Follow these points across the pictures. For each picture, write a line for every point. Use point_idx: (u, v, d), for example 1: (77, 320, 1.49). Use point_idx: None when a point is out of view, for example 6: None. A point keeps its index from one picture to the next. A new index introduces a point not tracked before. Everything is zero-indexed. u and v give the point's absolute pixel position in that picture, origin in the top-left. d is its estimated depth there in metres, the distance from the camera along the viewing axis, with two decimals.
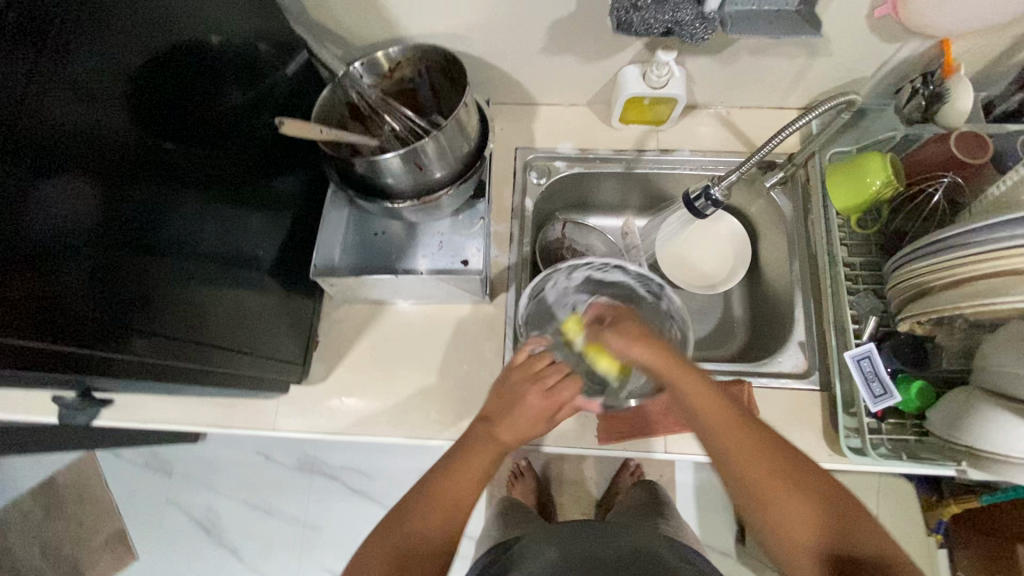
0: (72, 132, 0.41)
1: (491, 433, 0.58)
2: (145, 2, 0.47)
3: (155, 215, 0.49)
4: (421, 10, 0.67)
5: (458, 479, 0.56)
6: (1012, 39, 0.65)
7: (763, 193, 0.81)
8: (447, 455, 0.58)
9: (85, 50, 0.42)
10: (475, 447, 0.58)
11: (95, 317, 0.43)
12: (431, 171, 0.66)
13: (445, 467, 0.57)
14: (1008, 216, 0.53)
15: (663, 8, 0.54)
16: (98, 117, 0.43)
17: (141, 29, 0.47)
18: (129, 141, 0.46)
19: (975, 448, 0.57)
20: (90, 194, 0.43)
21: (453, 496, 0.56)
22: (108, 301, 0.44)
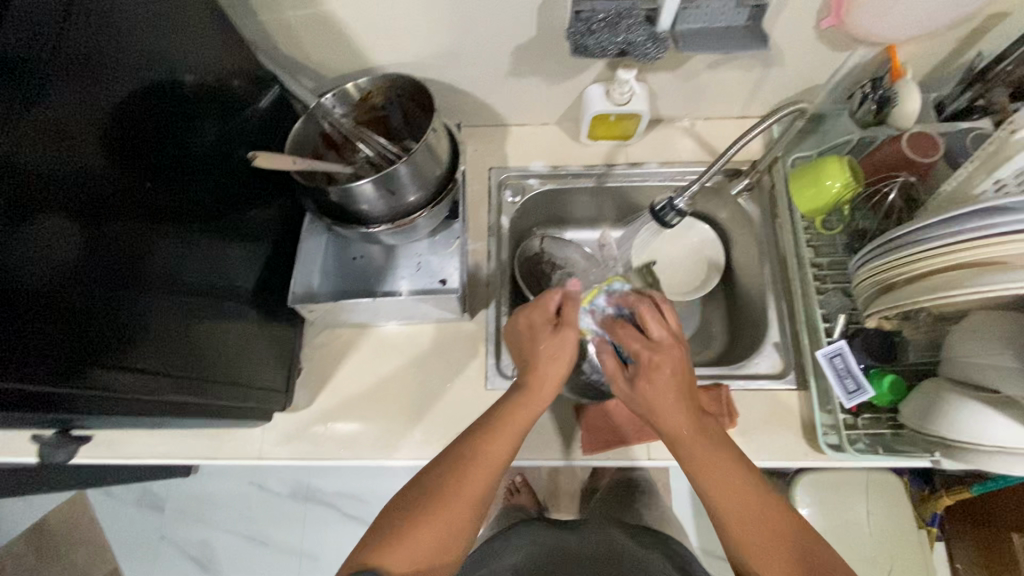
0: (50, 173, 0.42)
1: (523, 400, 0.59)
2: (119, 44, 0.49)
3: (133, 251, 0.50)
4: (388, 41, 0.69)
5: (495, 447, 0.56)
6: (953, 44, 0.68)
7: (730, 201, 0.84)
8: (486, 418, 0.58)
9: (57, 95, 0.43)
10: (511, 414, 0.58)
11: (78, 355, 0.44)
12: (404, 195, 0.67)
13: (483, 432, 0.57)
14: (952, 212, 0.56)
15: (616, 31, 0.58)
16: (76, 158, 0.44)
17: (113, 71, 0.48)
18: (107, 180, 0.47)
19: (947, 438, 0.59)
20: (64, 234, 0.43)
21: (480, 464, 0.56)
22: (85, 340, 0.45)
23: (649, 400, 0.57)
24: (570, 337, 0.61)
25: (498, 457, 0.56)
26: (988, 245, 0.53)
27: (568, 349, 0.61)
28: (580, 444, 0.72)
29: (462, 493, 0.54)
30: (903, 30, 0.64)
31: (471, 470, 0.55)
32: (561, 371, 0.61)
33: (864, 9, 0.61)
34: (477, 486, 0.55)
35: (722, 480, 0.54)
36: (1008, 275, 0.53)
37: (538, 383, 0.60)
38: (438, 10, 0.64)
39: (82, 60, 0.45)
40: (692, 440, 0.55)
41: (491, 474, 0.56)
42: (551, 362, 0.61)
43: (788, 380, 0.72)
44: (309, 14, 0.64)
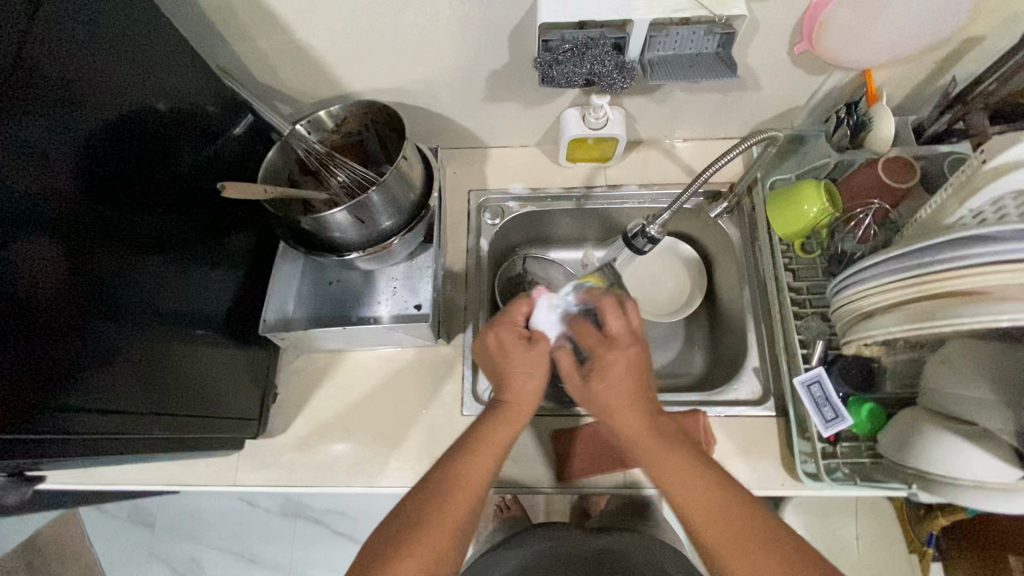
0: (23, 202, 0.43)
1: (497, 424, 0.59)
2: (92, 75, 0.50)
3: (101, 279, 0.50)
4: (362, 68, 0.69)
5: (473, 470, 0.55)
6: (931, 67, 0.67)
7: (710, 222, 0.83)
8: (460, 446, 0.57)
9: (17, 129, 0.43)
10: (486, 439, 0.57)
11: (45, 383, 0.44)
12: (377, 221, 0.67)
13: (459, 458, 0.56)
14: (927, 242, 0.55)
15: (581, 64, 0.58)
16: (49, 187, 0.45)
17: (80, 102, 0.48)
18: (80, 208, 0.48)
19: (926, 472, 0.58)
20: (22, 266, 0.43)
21: (467, 485, 0.54)
22: (44, 371, 0.44)
23: (607, 398, 0.57)
24: (543, 347, 0.62)
25: (479, 481, 0.55)
26: (963, 275, 0.53)
27: (542, 363, 0.62)
28: (554, 469, 0.72)
29: (445, 519, 0.52)
30: (876, 55, 0.63)
31: (451, 499, 0.53)
32: (537, 381, 0.62)
33: (836, 36, 0.60)
34: (460, 510, 0.53)
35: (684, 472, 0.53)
36: (981, 308, 0.51)
37: (516, 399, 0.61)
38: (410, 38, 0.64)
39: (45, 94, 0.46)
40: (649, 437, 0.56)
41: (473, 501, 0.54)
42: (528, 381, 0.61)
43: (767, 407, 0.71)
44: (282, 43, 0.65)
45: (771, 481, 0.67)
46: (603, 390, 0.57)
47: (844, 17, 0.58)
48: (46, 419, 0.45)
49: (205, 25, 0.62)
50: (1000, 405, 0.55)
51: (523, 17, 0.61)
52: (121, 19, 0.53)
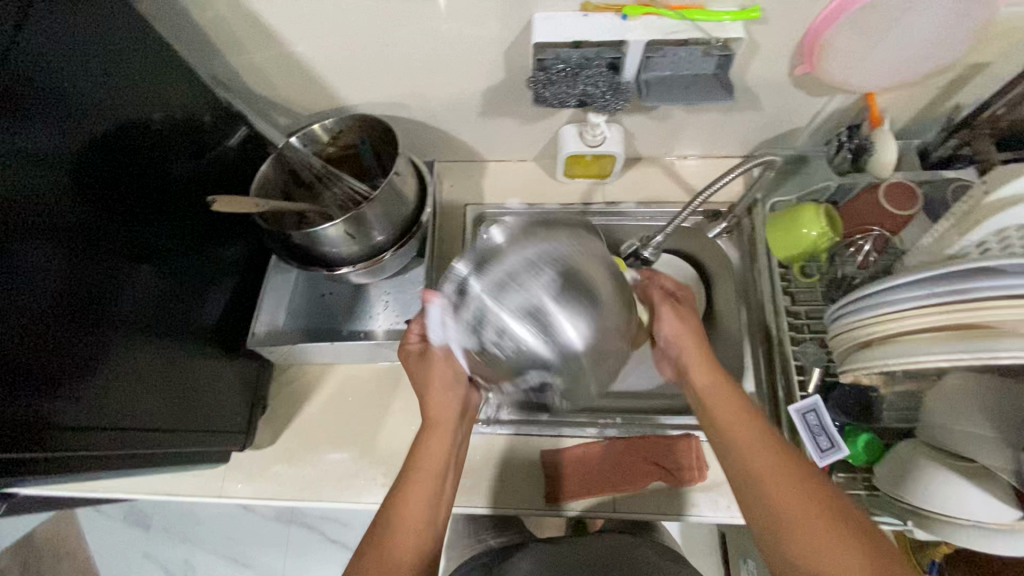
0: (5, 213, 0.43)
1: (426, 441, 0.57)
2: (82, 86, 0.49)
3: (88, 291, 0.49)
4: (357, 82, 0.69)
5: (411, 500, 0.53)
6: (937, 92, 0.66)
7: (709, 241, 0.82)
8: (396, 478, 0.55)
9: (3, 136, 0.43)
10: (421, 459, 0.56)
11: (26, 396, 0.44)
12: (369, 236, 0.67)
13: (398, 490, 0.54)
14: (927, 272, 0.54)
15: (574, 84, 0.59)
16: (33, 198, 0.45)
17: (68, 113, 0.48)
18: (61, 221, 0.47)
19: (921, 508, 0.56)
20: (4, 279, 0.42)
21: (415, 510, 0.52)
22: (29, 381, 0.44)
23: (678, 339, 0.58)
24: (444, 362, 0.58)
25: (418, 509, 0.52)
26: (966, 311, 0.52)
27: (445, 370, 0.58)
28: (544, 491, 0.72)
29: (395, 554, 0.50)
30: (878, 79, 0.62)
31: (394, 537, 0.51)
32: (450, 390, 0.59)
33: (837, 59, 0.59)
34: (410, 543, 0.51)
35: (756, 437, 0.51)
36: (999, 343, 0.50)
37: (430, 414, 0.58)
38: (405, 54, 0.64)
39: (33, 104, 0.45)
40: (720, 385, 0.55)
41: (421, 533, 0.52)
42: (439, 394, 0.58)
43: None
44: (276, 56, 0.65)
45: None
46: (677, 320, 0.58)
47: (845, 40, 0.57)
48: (32, 434, 0.44)
49: (200, 38, 0.62)
50: (999, 442, 0.53)
51: (518, 36, 0.60)
52: (115, 30, 0.52)
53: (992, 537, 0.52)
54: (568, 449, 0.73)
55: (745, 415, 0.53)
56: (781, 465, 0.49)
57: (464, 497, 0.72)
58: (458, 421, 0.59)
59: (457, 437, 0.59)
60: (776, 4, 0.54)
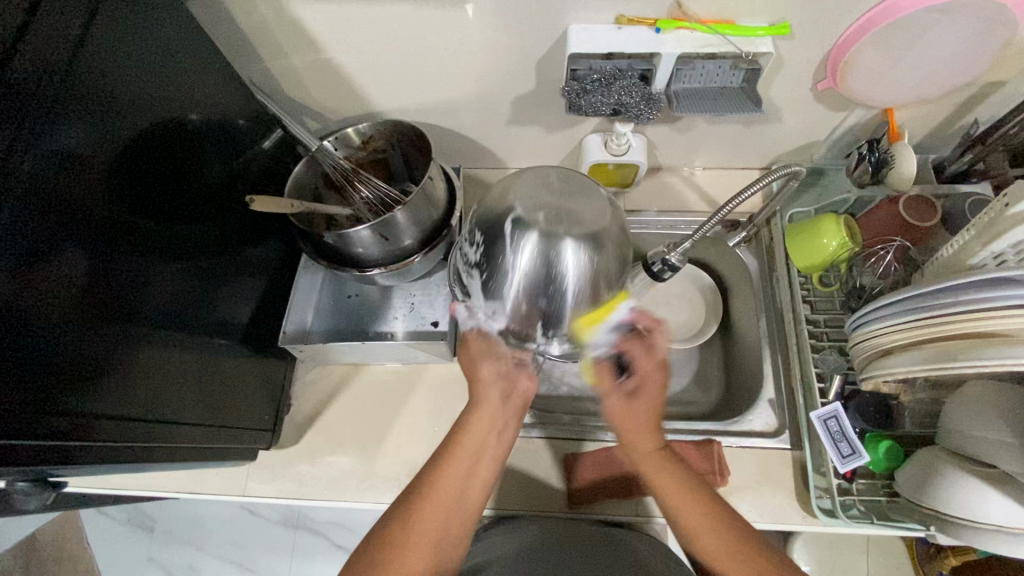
0: (61, 209, 0.43)
1: (469, 422, 0.59)
2: (132, 85, 0.50)
3: (132, 286, 0.51)
4: (390, 88, 0.71)
5: (445, 478, 0.55)
6: (953, 109, 0.68)
7: (728, 251, 0.84)
8: (434, 453, 0.58)
9: (68, 133, 0.44)
10: (460, 438, 0.58)
11: (70, 394, 0.44)
12: (399, 240, 0.68)
13: (434, 467, 0.57)
14: (945, 282, 0.55)
15: (608, 93, 0.59)
16: (84, 193, 0.45)
17: (123, 113, 0.49)
18: (108, 218, 0.47)
19: (942, 512, 0.57)
20: (55, 275, 0.43)
21: (448, 489, 0.55)
22: (79, 374, 0.45)
23: (629, 426, 0.61)
24: (478, 340, 0.61)
25: (452, 485, 0.56)
26: (978, 319, 0.53)
27: (487, 350, 0.60)
28: (566, 494, 0.73)
29: (417, 531, 0.53)
30: (898, 95, 0.64)
31: (423, 512, 0.54)
32: (497, 372, 0.61)
33: (860, 75, 0.61)
34: (434, 521, 0.54)
35: (704, 522, 0.56)
36: (1000, 350, 0.51)
37: (478, 395, 0.61)
38: (440, 62, 0.66)
39: (96, 103, 0.47)
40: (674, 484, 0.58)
41: (447, 513, 0.54)
42: (487, 376, 0.61)
43: (782, 440, 0.70)
44: (314, 61, 0.66)
45: (783, 515, 0.66)
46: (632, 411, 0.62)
47: (868, 56, 0.59)
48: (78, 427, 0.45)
49: (241, 42, 0.64)
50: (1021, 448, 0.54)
51: (552, 47, 0.62)
52: (164, 33, 0.54)
53: (1016, 541, 0.53)
54: (590, 453, 0.74)
55: (693, 496, 0.57)
56: (729, 543, 0.54)
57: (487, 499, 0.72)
58: (503, 407, 0.61)
59: (500, 422, 0.61)
60: (804, 21, 0.57)
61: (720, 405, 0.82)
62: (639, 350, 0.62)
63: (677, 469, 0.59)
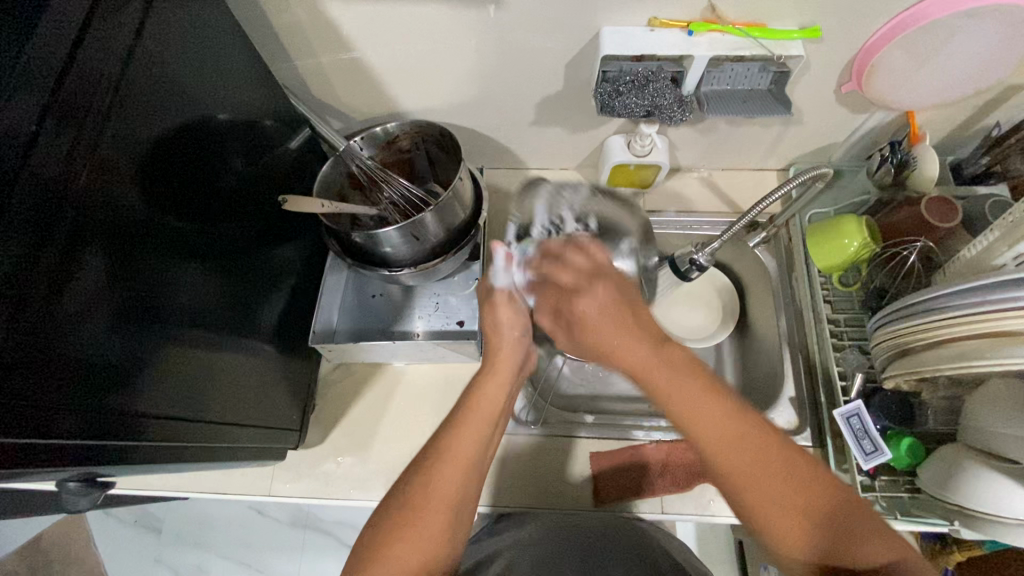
0: (100, 207, 0.43)
1: (483, 388, 0.58)
2: (167, 83, 0.50)
3: (167, 286, 0.50)
4: (417, 89, 0.71)
5: (461, 442, 0.53)
6: (971, 112, 0.69)
7: (747, 252, 0.85)
8: (447, 420, 0.56)
9: (117, 133, 0.44)
10: (478, 400, 0.57)
11: (100, 395, 0.43)
12: (428, 240, 0.68)
13: (447, 434, 0.54)
14: (970, 283, 0.56)
15: (642, 95, 0.60)
16: (119, 192, 0.44)
17: (165, 114, 0.50)
18: (138, 216, 0.47)
19: (968, 508, 0.58)
20: (89, 273, 0.42)
21: (462, 448, 0.53)
22: (121, 373, 0.45)
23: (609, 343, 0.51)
24: (506, 308, 0.63)
25: (467, 447, 0.53)
26: (999, 319, 0.53)
27: (512, 316, 0.63)
28: (592, 492, 0.73)
29: (432, 495, 0.50)
30: (920, 99, 0.65)
31: (439, 473, 0.51)
32: (517, 335, 0.62)
33: (885, 78, 0.62)
34: (449, 481, 0.51)
35: (722, 434, 0.45)
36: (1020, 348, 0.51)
37: (495, 361, 0.61)
38: (469, 63, 0.66)
39: (143, 104, 0.47)
40: (688, 392, 0.47)
41: (463, 479, 0.52)
42: (506, 341, 0.62)
43: (803, 437, 0.72)
44: (343, 61, 0.66)
45: None
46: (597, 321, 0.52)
47: (895, 61, 0.60)
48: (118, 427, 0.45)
49: (271, 41, 0.64)
50: None
51: (582, 49, 0.63)
52: (205, 36, 0.54)
53: None
54: (613, 450, 0.76)
55: (714, 409, 0.46)
56: (749, 447, 0.45)
57: (514, 497, 0.73)
58: (518, 372, 0.62)
59: (514, 385, 0.61)
60: (834, 26, 0.58)
61: None
62: (559, 275, 0.56)
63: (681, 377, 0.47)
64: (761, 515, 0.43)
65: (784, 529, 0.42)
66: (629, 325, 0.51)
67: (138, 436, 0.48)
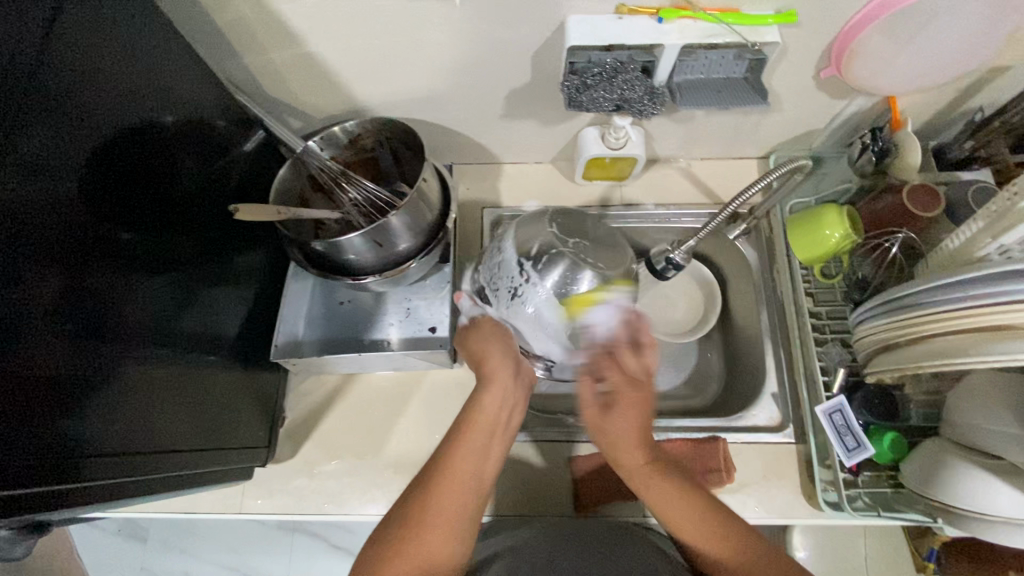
0: (29, 219, 0.40)
1: (482, 400, 0.55)
2: (101, 84, 0.46)
3: (110, 304, 0.47)
4: (378, 84, 0.67)
5: (458, 460, 0.51)
6: (954, 96, 0.67)
7: (728, 244, 0.82)
8: (445, 435, 0.54)
9: (34, 143, 0.40)
10: (477, 416, 0.54)
11: (41, 421, 0.40)
12: (394, 245, 0.65)
13: (446, 450, 0.52)
14: (952, 276, 0.54)
15: (611, 88, 0.58)
16: (52, 203, 0.42)
17: (92, 117, 0.45)
18: (76, 228, 0.44)
19: (951, 505, 0.57)
20: (22, 290, 0.39)
21: (464, 467, 0.51)
22: (57, 399, 0.42)
23: (613, 437, 0.56)
24: (490, 329, 0.62)
25: (469, 460, 0.51)
26: (983, 313, 0.51)
27: (496, 333, 0.61)
28: (572, 497, 0.72)
29: (434, 514, 0.48)
30: (900, 84, 0.63)
31: (438, 491, 0.49)
32: (507, 352, 0.59)
33: (865, 63, 0.60)
34: (453, 498, 0.49)
35: (684, 512, 0.52)
36: (1005, 346, 0.49)
37: (489, 369, 0.57)
38: (431, 56, 0.62)
39: (64, 110, 0.43)
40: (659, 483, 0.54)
41: (467, 486, 0.50)
42: (496, 354, 0.58)
43: (787, 435, 0.70)
44: (296, 57, 0.62)
45: (789, 510, 0.67)
46: (613, 429, 0.56)
47: (875, 45, 0.57)
48: (64, 457, 0.42)
49: (216, 38, 0.59)
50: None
51: (548, 40, 0.59)
52: (137, 31, 0.50)
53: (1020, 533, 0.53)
54: (595, 454, 0.73)
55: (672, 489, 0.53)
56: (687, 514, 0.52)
57: (495, 504, 0.72)
58: (517, 385, 0.58)
59: (512, 399, 0.57)
60: (811, 10, 0.55)
61: (721, 398, 0.81)
62: (587, 389, 0.58)
63: (642, 451, 0.55)
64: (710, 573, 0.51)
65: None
66: (642, 440, 0.55)
67: (88, 467, 0.45)
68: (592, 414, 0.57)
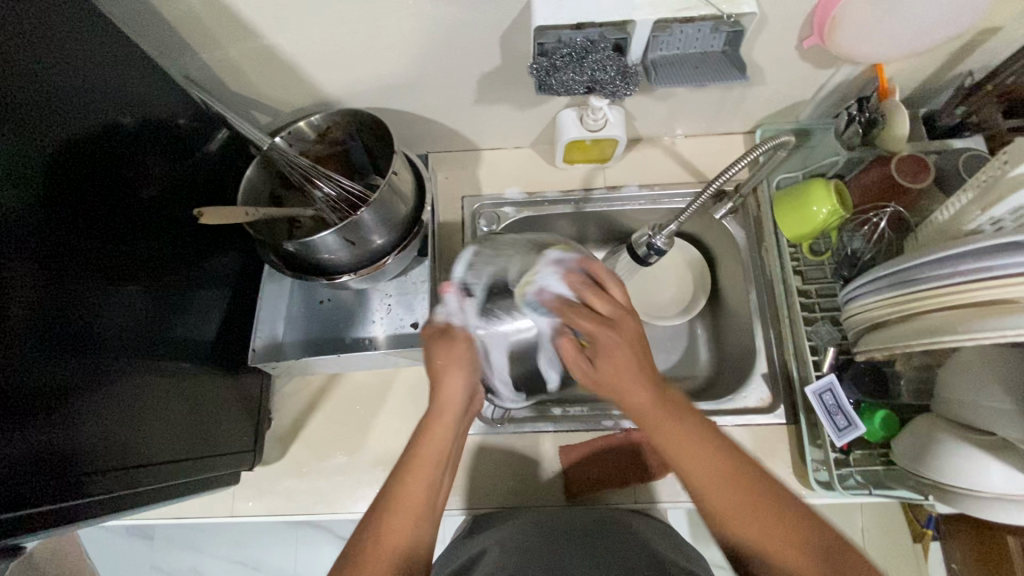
0: None
1: (431, 427, 0.54)
2: (48, 90, 0.44)
3: (86, 313, 0.47)
4: (344, 74, 0.64)
5: (410, 491, 0.50)
6: (943, 62, 0.64)
7: (714, 222, 0.80)
8: (394, 466, 0.52)
9: None
10: (425, 444, 0.53)
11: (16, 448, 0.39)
12: (368, 242, 0.63)
13: (399, 475, 0.51)
14: (940, 251, 0.52)
15: (581, 69, 0.55)
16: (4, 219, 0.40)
17: (48, 124, 0.44)
18: (31, 242, 0.42)
19: (941, 483, 0.56)
20: None
21: (415, 496, 0.50)
22: (30, 422, 0.41)
23: (610, 382, 0.51)
24: (463, 347, 0.57)
25: (421, 486, 0.51)
26: (973, 289, 0.50)
27: (463, 356, 0.57)
28: (563, 487, 0.71)
29: (382, 550, 0.47)
30: (885, 51, 0.60)
31: (389, 522, 0.48)
32: (466, 380, 0.56)
33: (848, 30, 0.57)
34: (403, 528, 0.48)
35: (690, 448, 0.49)
36: (996, 322, 0.48)
37: (440, 400, 0.55)
38: (396, 43, 0.60)
39: (12, 119, 0.41)
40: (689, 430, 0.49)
41: (419, 515, 0.50)
42: (453, 381, 0.56)
43: (777, 415, 0.70)
44: (255, 50, 0.60)
45: None
46: (609, 372, 0.51)
47: (858, 12, 0.54)
48: (52, 468, 0.42)
49: (171, 36, 0.57)
50: None
51: (516, 21, 0.57)
52: (96, 32, 0.48)
53: (1014, 509, 0.52)
54: (583, 442, 0.73)
55: (709, 452, 0.48)
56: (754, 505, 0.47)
57: (485, 496, 0.71)
58: (463, 413, 0.57)
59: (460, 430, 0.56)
60: None
61: (711, 379, 0.80)
62: (569, 345, 0.55)
63: (643, 390, 0.50)
64: (733, 525, 0.47)
65: (789, 555, 0.45)
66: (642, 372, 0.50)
67: (82, 481, 0.45)
68: (584, 366, 0.54)
